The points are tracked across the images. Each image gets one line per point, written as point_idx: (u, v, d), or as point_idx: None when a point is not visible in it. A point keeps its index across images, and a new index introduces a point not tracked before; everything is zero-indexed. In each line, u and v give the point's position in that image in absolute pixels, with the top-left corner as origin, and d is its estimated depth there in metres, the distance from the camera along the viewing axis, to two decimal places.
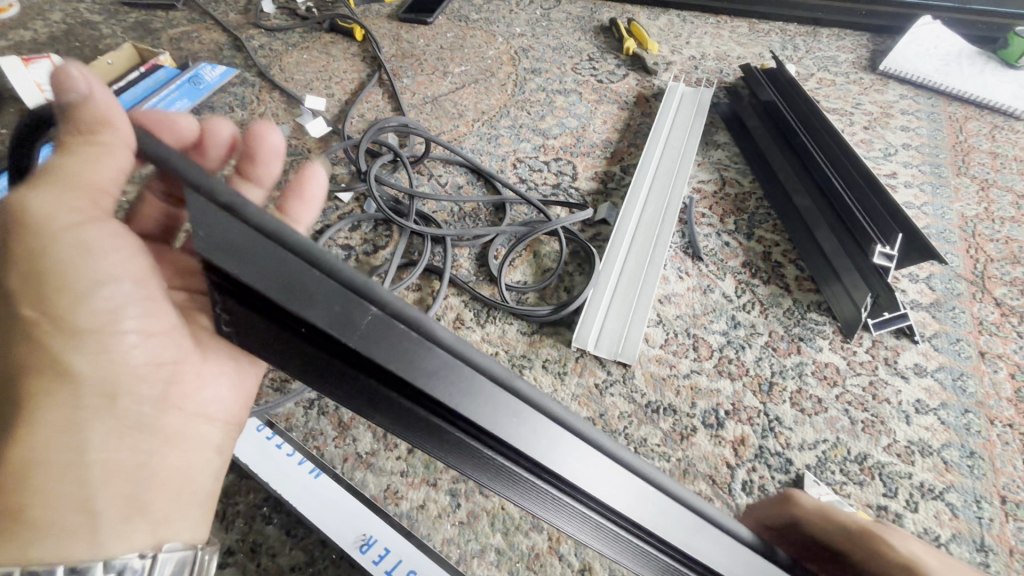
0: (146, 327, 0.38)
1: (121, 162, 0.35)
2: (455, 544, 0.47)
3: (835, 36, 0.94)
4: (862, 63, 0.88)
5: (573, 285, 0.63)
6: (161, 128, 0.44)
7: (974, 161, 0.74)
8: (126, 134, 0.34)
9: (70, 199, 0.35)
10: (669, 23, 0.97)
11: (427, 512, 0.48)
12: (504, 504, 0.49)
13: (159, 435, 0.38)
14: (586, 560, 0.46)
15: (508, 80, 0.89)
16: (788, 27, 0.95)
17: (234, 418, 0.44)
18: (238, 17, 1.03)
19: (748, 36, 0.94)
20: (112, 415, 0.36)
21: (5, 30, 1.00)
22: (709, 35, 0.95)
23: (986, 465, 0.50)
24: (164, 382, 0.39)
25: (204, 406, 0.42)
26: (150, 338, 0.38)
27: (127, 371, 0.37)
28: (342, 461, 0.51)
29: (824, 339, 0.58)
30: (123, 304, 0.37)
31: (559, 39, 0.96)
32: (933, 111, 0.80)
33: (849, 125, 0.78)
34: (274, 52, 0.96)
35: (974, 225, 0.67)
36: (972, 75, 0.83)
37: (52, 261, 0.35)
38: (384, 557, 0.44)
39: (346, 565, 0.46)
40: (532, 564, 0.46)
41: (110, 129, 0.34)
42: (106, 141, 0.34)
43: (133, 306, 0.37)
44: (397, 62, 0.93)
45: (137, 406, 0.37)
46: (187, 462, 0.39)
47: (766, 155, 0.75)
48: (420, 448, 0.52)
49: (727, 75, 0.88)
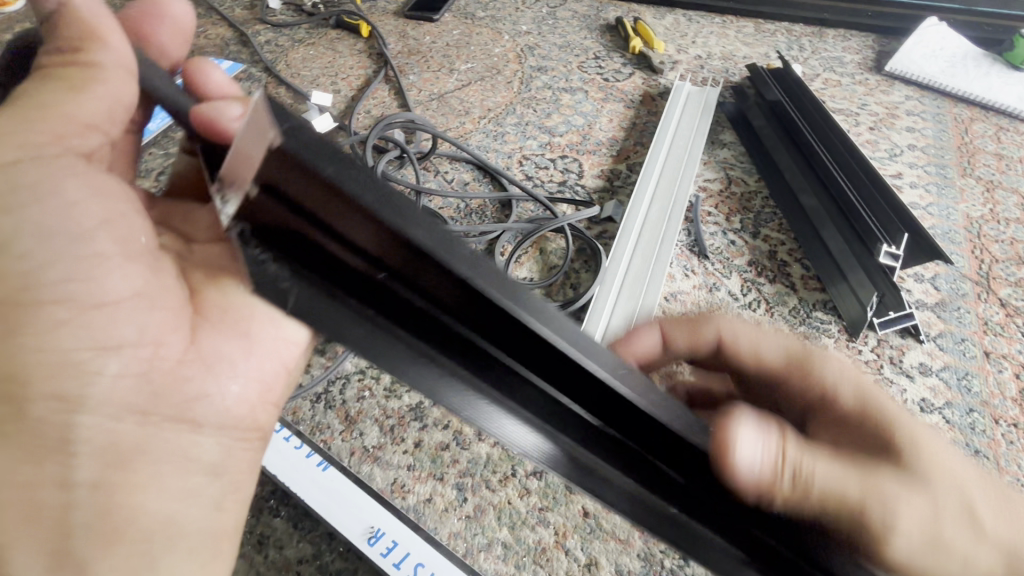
0: (112, 313, 0.37)
1: (112, 87, 0.39)
2: (462, 538, 0.47)
3: (841, 36, 0.94)
4: (868, 64, 0.88)
5: (579, 281, 0.63)
6: (156, 21, 0.49)
7: (980, 162, 0.74)
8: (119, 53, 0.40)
9: (33, 138, 0.37)
10: (675, 22, 0.97)
11: (433, 506, 0.48)
12: (510, 498, 0.49)
13: (123, 455, 0.35)
14: (592, 555, 0.46)
15: (514, 77, 0.89)
16: (793, 27, 0.95)
17: (235, 423, 0.41)
18: (244, 13, 1.03)
19: (753, 36, 0.94)
20: (54, 435, 0.33)
21: (11, 23, 1.00)
22: (715, 35, 0.95)
23: (990, 463, 0.51)
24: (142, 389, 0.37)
25: (200, 408, 0.40)
26: (108, 342, 0.36)
27: (87, 364, 0.35)
28: (349, 455, 0.50)
29: (829, 338, 0.59)
30: (80, 306, 0.36)
31: (565, 37, 0.96)
32: (938, 112, 0.81)
33: (854, 125, 0.78)
34: (280, 47, 0.96)
35: (980, 225, 0.67)
36: (978, 77, 0.83)
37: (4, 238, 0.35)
38: (392, 549, 0.45)
39: (354, 558, 0.46)
40: (538, 558, 0.46)
41: (100, 64, 0.39)
42: (99, 65, 0.39)
43: (92, 288, 0.37)
44: (403, 59, 0.93)
45: (95, 401, 0.35)
46: (159, 474, 0.36)
47: (772, 154, 0.75)
48: (426, 442, 0.52)
49: (733, 75, 0.88)
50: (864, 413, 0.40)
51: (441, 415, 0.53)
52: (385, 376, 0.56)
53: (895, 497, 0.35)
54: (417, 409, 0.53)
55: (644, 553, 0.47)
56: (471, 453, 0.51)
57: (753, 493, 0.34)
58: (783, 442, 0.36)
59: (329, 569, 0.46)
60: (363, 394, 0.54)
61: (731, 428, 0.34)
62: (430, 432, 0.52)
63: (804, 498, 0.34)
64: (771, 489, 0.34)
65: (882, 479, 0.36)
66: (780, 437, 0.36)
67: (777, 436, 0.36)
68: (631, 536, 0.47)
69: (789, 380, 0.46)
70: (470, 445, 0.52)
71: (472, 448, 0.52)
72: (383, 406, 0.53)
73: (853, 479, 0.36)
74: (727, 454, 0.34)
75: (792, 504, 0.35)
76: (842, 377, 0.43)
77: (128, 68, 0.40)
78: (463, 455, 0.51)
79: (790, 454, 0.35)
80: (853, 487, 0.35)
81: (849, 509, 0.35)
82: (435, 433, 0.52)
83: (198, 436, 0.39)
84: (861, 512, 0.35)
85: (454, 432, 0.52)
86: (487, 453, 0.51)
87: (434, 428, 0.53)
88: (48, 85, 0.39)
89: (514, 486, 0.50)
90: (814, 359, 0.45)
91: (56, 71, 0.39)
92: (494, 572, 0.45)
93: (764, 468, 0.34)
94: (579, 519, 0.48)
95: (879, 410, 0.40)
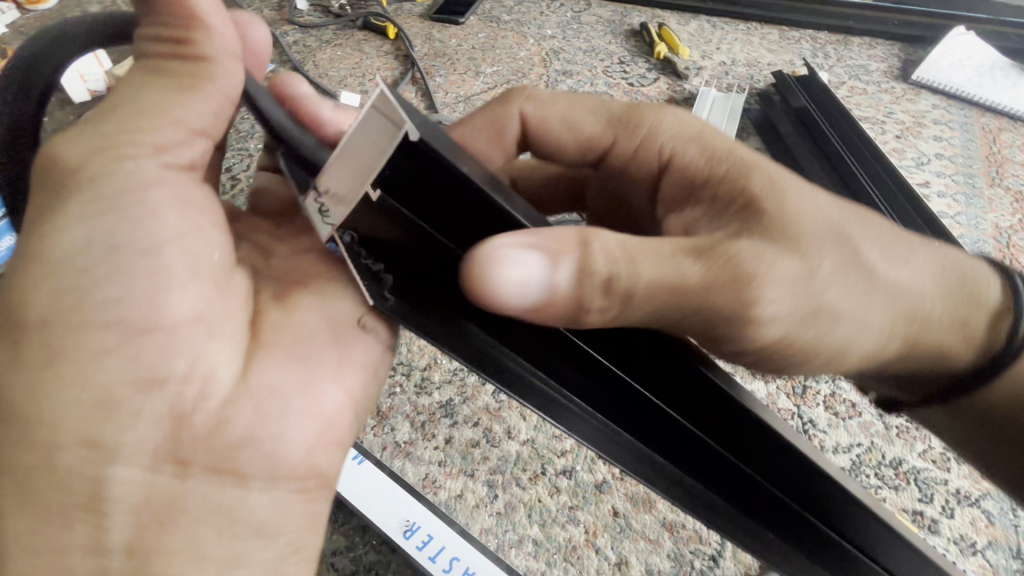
0: (162, 344, 0.34)
1: (221, 82, 0.37)
2: (494, 534, 0.48)
3: (866, 44, 0.94)
4: (893, 72, 0.88)
5: None
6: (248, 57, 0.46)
7: (1008, 172, 0.74)
8: (227, 43, 0.36)
9: (128, 141, 0.35)
10: (699, 28, 0.97)
11: (464, 502, 0.49)
12: (540, 496, 0.49)
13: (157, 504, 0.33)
14: (622, 554, 0.47)
15: (539, 81, 0.90)
16: (818, 35, 0.96)
17: (288, 473, 0.37)
18: (272, 13, 1.03)
19: (778, 43, 0.95)
20: (89, 479, 0.32)
21: None
22: (739, 41, 0.95)
23: None
24: (182, 430, 0.34)
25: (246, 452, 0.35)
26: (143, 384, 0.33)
27: (129, 406, 0.33)
28: (382, 449, 0.51)
29: None
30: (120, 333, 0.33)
31: (590, 41, 0.97)
32: (965, 122, 0.81)
33: (880, 133, 0.78)
34: (308, 48, 0.97)
35: (1009, 235, 0.67)
36: (1004, 87, 0.83)
37: (66, 250, 0.33)
38: (427, 543, 0.46)
39: (387, 550, 0.47)
40: (569, 555, 0.47)
41: (212, 57, 0.36)
42: (208, 59, 0.36)
43: (146, 312, 0.33)
44: (430, 61, 0.94)
45: (129, 449, 0.32)
46: (194, 536, 0.33)
47: (799, 161, 0.75)
48: (457, 439, 0.52)
49: (758, 82, 0.88)
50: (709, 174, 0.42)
51: (471, 413, 0.54)
52: (415, 373, 0.56)
53: (758, 263, 0.35)
54: (447, 407, 0.54)
55: (673, 553, 0.48)
56: (501, 450, 0.52)
57: (562, 317, 0.34)
58: (563, 253, 0.33)
59: (363, 562, 0.47)
60: (394, 390, 0.54)
61: (491, 260, 0.31)
62: (460, 429, 0.53)
63: (632, 305, 0.34)
64: (578, 306, 0.33)
65: (736, 252, 0.36)
66: (551, 247, 0.32)
67: (544, 248, 0.32)
68: (661, 536, 0.48)
69: (628, 169, 0.48)
70: (500, 442, 0.52)
71: (502, 446, 0.52)
72: (414, 402, 0.54)
73: (699, 270, 0.35)
74: (508, 300, 0.32)
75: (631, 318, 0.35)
76: (677, 141, 0.45)
77: (237, 53, 0.37)
78: (493, 452, 0.52)
79: (561, 253, 0.33)
80: (693, 271, 0.34)
81: (727, 319, 0.35)
82: (465, 430, 0.53)
83: (242, 492, 0.35)
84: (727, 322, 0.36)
85: (483, 430, 0.53)
86: (517, 451, 0.52)
87: (465, 425, 0.53)
88: (152, 84, 0.36)
89: (544, 484, 0.50)
90: (645, 107, 0.47)
91: (167, 71, 0.36)
92: (525, 569, 0.46)
93: (545, 289, 0.32)
94: (610, 518, 0.49)
95: (721, 159, 0.42)
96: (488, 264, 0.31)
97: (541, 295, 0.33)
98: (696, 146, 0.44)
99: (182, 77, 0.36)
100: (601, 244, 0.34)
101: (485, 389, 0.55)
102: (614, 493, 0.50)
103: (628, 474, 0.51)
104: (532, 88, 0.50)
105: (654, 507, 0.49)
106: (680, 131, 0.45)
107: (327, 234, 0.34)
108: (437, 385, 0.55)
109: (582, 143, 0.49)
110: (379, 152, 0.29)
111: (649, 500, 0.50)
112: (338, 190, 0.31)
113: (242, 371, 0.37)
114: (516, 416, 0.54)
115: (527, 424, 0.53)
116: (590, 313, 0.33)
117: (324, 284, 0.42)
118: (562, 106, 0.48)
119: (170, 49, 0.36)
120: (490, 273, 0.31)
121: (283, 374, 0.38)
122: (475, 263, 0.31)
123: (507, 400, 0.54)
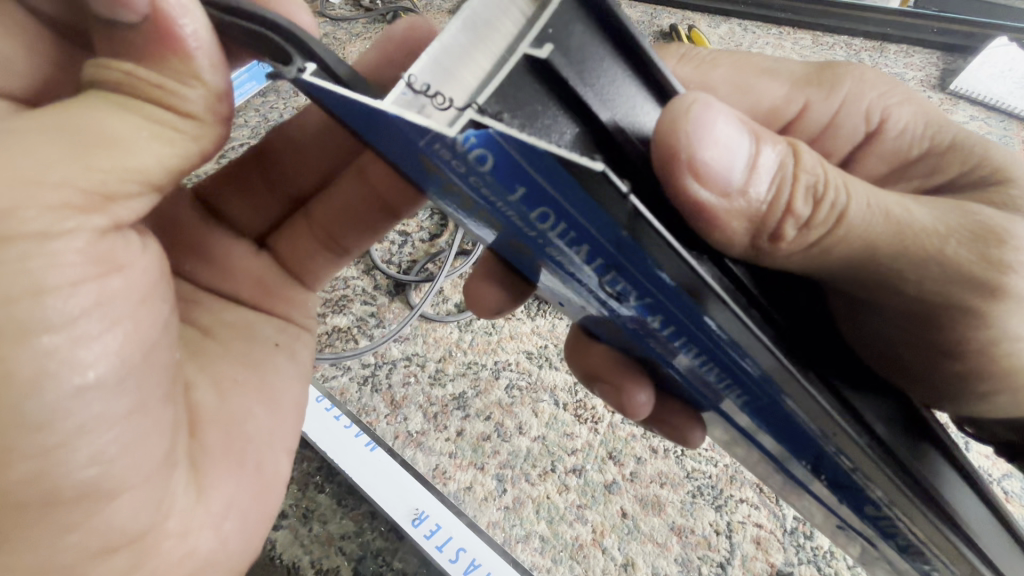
0: (134, 501, 0.31)
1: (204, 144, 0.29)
2: (501, 528, 0.48)
3: (903, 52, 0.91)
4: (931, 82, 0.86)
5: None
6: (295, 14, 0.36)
7: None
8: (227, 108, 0.28)
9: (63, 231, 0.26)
10: (730, 31, 0.96)
11: (473, 494, 0.49)
12: (549, 492, 0.50)
13: None
14: (628, 556, 0.47)
15: None
16: (853, 42, 0.93)
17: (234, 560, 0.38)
18: None
19: (812, 48, 0.92)
20: None
21: None
22: (770, 46, 0.93)
23: None
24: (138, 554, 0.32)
25: (200, 560, 0.35)
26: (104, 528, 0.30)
27: (72, 561, 0.30)
28: (394, 437, 0.52)
29: None
30: (88, 475, 0.29)
31: None
32: (1004, 135, 0.79)
33: None
34: (338, 40, 0.95)
35: None
36: None
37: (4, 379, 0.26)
38: (434, 532, 0.47)
39: (395, 537, 0.48)
40: (575, 554, 0.47)
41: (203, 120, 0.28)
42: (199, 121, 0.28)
43: (114, 468, 0.30)
44: None
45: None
46: None
47: None
48: (468, 432, 0.52)
49: None
50: (927, 147, 0.43)
51: (483, 406, 0.54)
52: (430, 364, 0.56)
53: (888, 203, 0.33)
54: (460, 399, 0.54)
55: (681, 558, 0.47)
56: (511, 445, 0.52)
57: (746, 224, 0.29)
58: (761, 148, 0.30)
59: (369, 547, 0.47)
60: (408, 380, 0.55)
61: (699, 114, 0.26)
62: (472, 422, 0.53)
63: (826, 237, 0.31)
64: (772, 219, 0.30)
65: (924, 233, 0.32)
66: (755, 131, 0.30)
67: (751, 129, 0.30)
68: (669, 540, 0.48)
69: (824, 140, 0.47)
70: (511, 437, 0.52)
71: (513, 441, 0.52)
72: (428, 393, 0.54)
73: (916, 210, 0.33)
74: (706, 179, 0.27)
75: (795, 255, 0.32)
76: (888, 104, 0.46)
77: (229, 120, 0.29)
78: (504, 447, 0.52)
79: (768, 143, 0.30)
80: (884, 210, 0.32)
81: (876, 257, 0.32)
82: (477, 422, 0.53)
83: None
84: (862, 267, 0.33)
85: (495, 423, 0.53)
86: (527, 447, 0.52)
87: (477, 418, 0.53)
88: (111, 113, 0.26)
89: (554, 481, 0.50)
90: (835, 67, 0.49)
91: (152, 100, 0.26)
92: (531, 564, 0.47)
93: (744, 184, 0.29)
94: (618, 519, 0.49)
95: (942, 139, 0.43)
96: (701, 112, 0.26)
97: (737, 187, 0.29)
98: (910, 110, 0.45)
99: (170, 127, 0.27)
100: (812, 156, 0.31)
101: (498, 383, 0.55)
102: (623, 494, 0.50)
103: (638, 475, 0.51)
104: (689, 52, 0.49)
105: (663, 510, 0.49)
106: (895, 97, 0.46)
107: (461, 122, 0.21)
108: (451, 377, 0.55)
109: (755, 110, 0.47)
110: (522, 27, 0.23)
111: (658, 503, 0.49)
112: (471, 75, 0.23)
113: (199, 491, 0.35)
114: (528, 412, 0.54)
115: (539, 420, 0.53)
116: (787, 225, 0.30)
117: (265, 360, 0.43)
118: (726, 70, 0.47)
119: (156, 77, 0.26)
120: (696, 132, 0.26)
121: (234, 477, 0.38)
122: (688, 108, 0.26)
123: (520, 396, 0.54)
